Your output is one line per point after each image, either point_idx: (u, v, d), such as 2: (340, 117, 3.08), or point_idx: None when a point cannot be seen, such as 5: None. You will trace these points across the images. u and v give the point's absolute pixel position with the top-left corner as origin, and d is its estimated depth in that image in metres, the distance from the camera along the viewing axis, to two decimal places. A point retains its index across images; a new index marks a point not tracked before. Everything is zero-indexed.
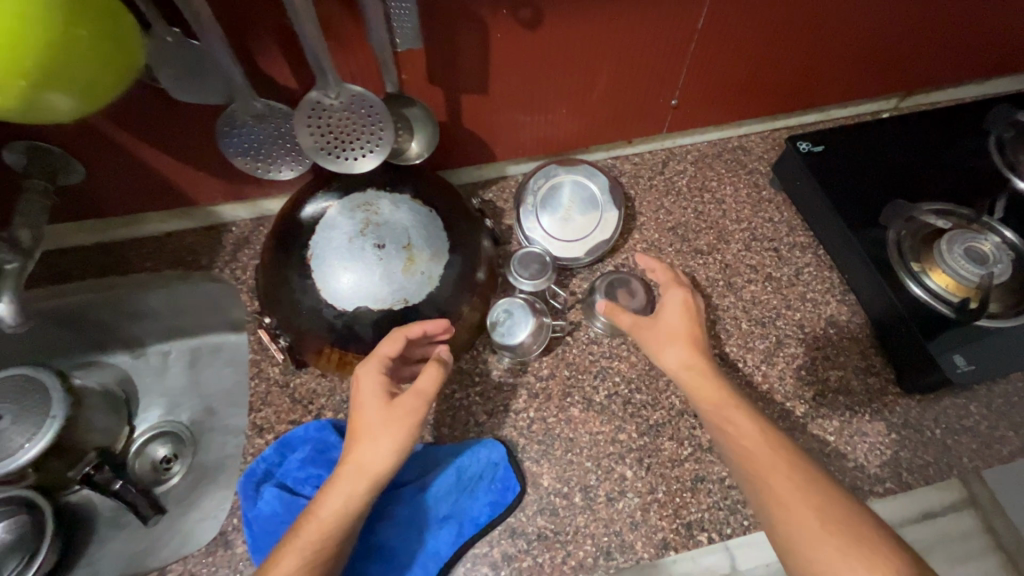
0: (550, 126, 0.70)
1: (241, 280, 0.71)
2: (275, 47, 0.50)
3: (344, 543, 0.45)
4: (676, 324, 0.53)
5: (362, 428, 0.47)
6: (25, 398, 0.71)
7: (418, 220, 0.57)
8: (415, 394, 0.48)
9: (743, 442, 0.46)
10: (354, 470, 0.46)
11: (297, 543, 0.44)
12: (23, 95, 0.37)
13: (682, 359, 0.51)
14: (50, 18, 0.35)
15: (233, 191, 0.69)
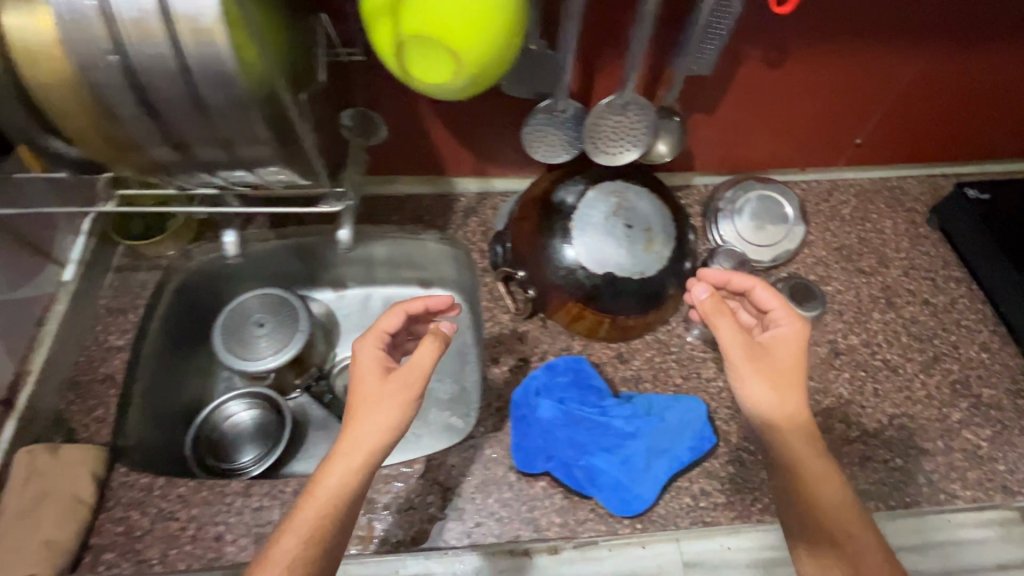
0: (748, 148, 0.82)
1: (468, 241, 0.84)
2: (585, 59, 0.64)
3: (353, 505, 0.55)
4: (794, 362, 0.58)
5: (362, 400, 0.57)
6: (279, 313, 0.85)
7: (656, 210, 0.70)
8: (409, 376, 0.58)
9: (806, 470, 0.56)
10: (356, 445, 0.55)
11: (310, 502, 0.53)
12: (468, 78, 0.50)
13: (784, 398, 0.56)
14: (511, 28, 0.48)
15: (477, 167, 0.84)
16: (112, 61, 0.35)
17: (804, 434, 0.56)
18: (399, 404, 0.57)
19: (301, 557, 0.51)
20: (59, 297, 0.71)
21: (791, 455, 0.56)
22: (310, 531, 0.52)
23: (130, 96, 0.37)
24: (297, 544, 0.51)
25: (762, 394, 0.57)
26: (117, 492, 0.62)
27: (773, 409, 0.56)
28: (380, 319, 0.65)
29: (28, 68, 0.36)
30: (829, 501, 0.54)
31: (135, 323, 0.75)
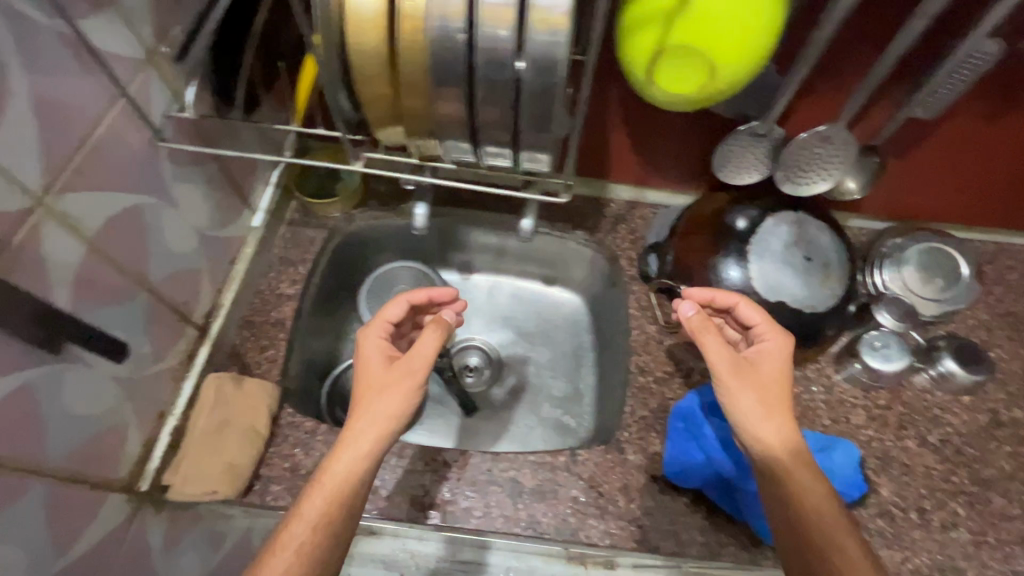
0: (928, 198, 0.79)
1: (617, 246, 0.85)
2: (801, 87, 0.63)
3: (360, 493, 0.51)
4: (778, 379, 0.57)
5: (371, 386, 0.55)
6: (421, 287, 0.89)
7: (835, 248, 0.70)
8: (412, 366, 0.56)
9: (802, 490, 0.53)
10: (366, 428, 0.52)
11: (319, 494, 0.50)
12: (711, 94, 0.53)
13: (780, 419, 0.55)
14: (768, 52, 0.50)
15: (640, 175, 0.85)
16: (458, 38, 0.37)
17: (790, 452, 0.54)
18: (403, 391, 0.54)
19: (309, 544, 0.48)
20: (247, 241, 0.76)
21: (789, 478, 0.53)
22: (319, 519, 0.49)
23: (456, 71, 0.39)
24: (310, 531, 0.48)
25: (760, 415, 0.55)
26: (285, 430, 0.67)
27: (759, 428, 0.55)
28: (384, 309, 0.63)
29: (353, 36, 0.39)
30: (812, 520, 0.51)
31: (303, 275, 0.80)
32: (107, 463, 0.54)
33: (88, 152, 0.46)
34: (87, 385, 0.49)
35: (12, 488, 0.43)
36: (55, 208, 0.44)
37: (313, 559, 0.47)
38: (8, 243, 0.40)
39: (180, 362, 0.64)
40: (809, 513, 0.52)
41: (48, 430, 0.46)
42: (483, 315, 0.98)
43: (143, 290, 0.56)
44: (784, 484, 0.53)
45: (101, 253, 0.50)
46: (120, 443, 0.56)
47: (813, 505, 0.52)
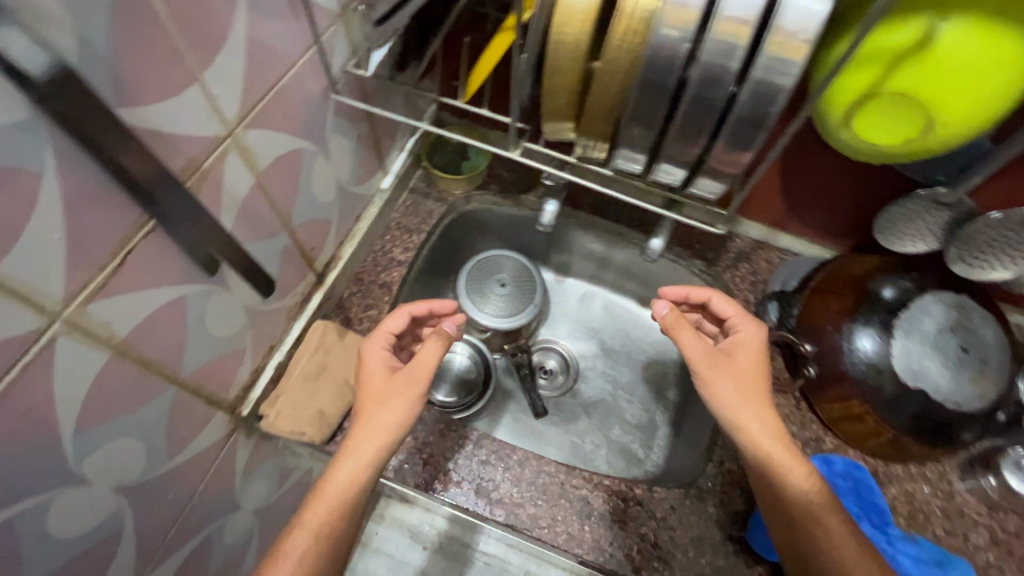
0: None
1: (733, 285, 0.80)
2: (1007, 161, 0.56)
3: (361, 501, 0.51)
4: (756, 367, 0.55)
5: (374, 396, 0.53)
6: (521, 280, 0.88)
7: (998, 345, 0.62)
8: (413, 375, 0.54)
9: (784, 470, 0.51)
10: (365, 438, 0.51)
11: (317, 505, 0.49)
12: (921, 146, 0.48)
13: (762, 409, 0.53)
14: (1002, 114, 0.44)
15: (776, 216, 0.80)
16: (680, 47, 0.39)
17: (772, 435, 0.52)
18: (406, 399, 0.53)
19: (311, 553, 0.48)
20: (375, 201, 0.78)
21: (774, 464, 0.51)
22: (321, 528, 0.48)
23: (667, 79, 0.41)
24: (311, 540, 0.48)
25: (750, 408, 0.53)
26: None
27: (738, 416, 0.53)
28: (385, 321, 0.61)
29: (559, 27, 0.41)
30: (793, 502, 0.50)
31: (416, 244, 0.81)
32: (224, 383, 0.57)
33: (277, 93, 0.49)
34: (226, 308, 0.52)
35: (152, 389, 0.46)
36: (241, 140, 0.46)
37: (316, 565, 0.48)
38: (201, 165, 0.43)
39: (297, 302, 0.67)
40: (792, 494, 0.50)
41: (188, 343, 0.49)
42: (570, 320, 0.96)
43: (286, 230, 0.58)
44: (766, 468, 0.51)
45: (263, 188, 0.52)
46: (236, 368, 0.59)
47: (797, 484, 0.50)
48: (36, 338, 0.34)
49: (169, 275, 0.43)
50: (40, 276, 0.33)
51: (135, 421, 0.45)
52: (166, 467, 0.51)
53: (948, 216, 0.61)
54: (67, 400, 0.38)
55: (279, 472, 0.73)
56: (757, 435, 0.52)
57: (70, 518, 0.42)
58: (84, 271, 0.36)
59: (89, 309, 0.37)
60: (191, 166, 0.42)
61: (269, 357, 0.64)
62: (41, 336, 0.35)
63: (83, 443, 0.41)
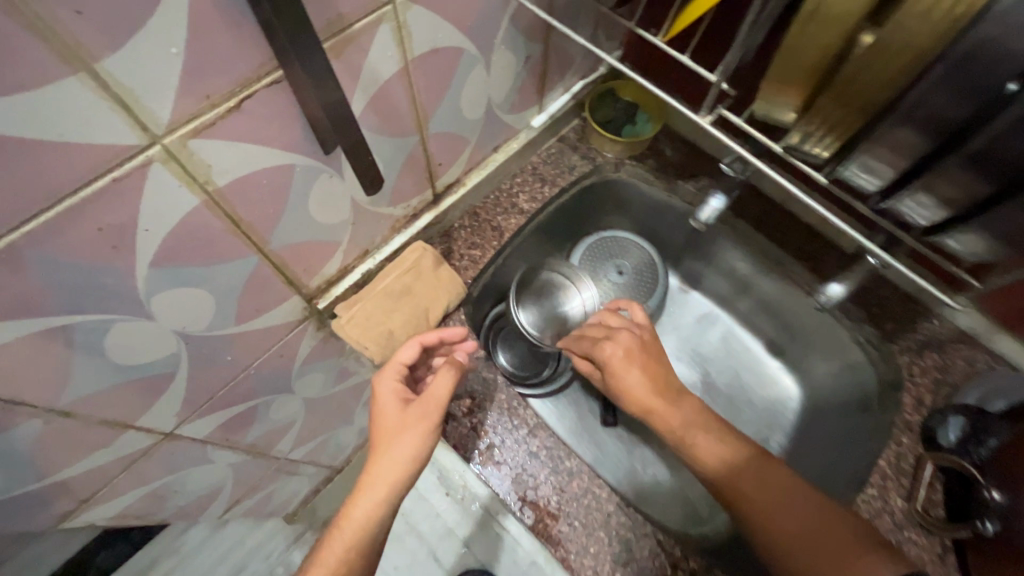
0: None
1: (908, 378, 0.62)
2: None
3: (379, 543, 0.50)
4: (630, 376, 0.57)
5: (387, 431, 0.52)
6: (641, 277, 0.79)
7: None
8: (428, 409, 0.53)
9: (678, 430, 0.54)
10: (378, 474, 0.50)
11: (336, 542, 0.48)
12: None
13: (636, 375, 0.57)
14: None
15: (1014, 316, 0.59)
16: None
17: (652, 400, 0.56)
18: (420, 434, 0.52)
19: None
20: (520, 137, 0.70)
21: (671, 430, 0.54)
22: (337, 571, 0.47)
23: (1002, 69, 0.27)
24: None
25: (633, 382, 0.57)
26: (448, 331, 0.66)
27: (626, 401, 0.58)
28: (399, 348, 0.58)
29: None
30: (706, 461, 0.52)
31: (546, 197, 0.73)
32: (311, 271, 0.55)
33: None
34: (333, 195, 0.49)
35: (236, 252, 0.44)
36: (402, 14, 0.40)
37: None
38: (351, 27, 0.38)
39: (406, 215, 0.62)
40: (704, 462, 0.52)
41: (284, 218, 0.46)
42: (677, 337, 0.83)
43: (418, 135, 0.53)
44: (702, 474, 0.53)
45: (407, 78, 0.46)
46: (329, 261, 0.56)
47: (704, 448, 0.53)
48: (133, 157, 0.32)
49: (284, 139, 0.39)
50: (148, 90, 0.30)
51: (211, 275, 0.43)
52: (231, 330, 0.50)
53: None
54: (148, 231, 0.36)
55: (338, 373, 0.74)
56: (641, 407, 0.57)
57: (126, 346, 0.41)
58: (196, 101, 0.33)
59: (192, 144, 0.34)
60: (339, 24, 0.37)
61: (361, 261, 0.61)
62: (138, 155, 0.32)
63: (156, 280, 0.39)
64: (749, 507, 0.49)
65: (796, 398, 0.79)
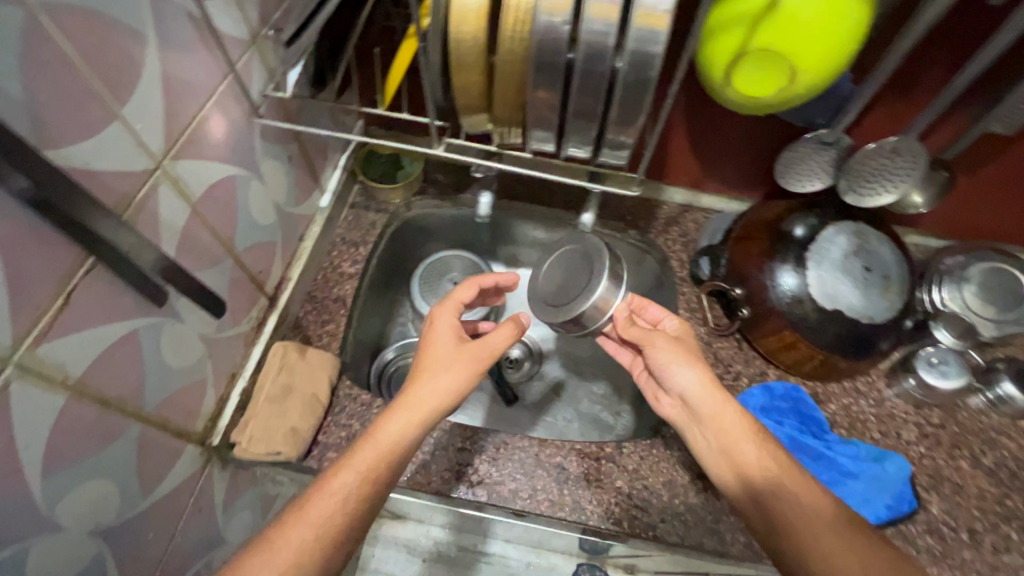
0: (988, 218, 0.78)
1: (670, 250, 0.86)
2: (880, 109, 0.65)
3: (405, 459, 0.53)
4: (689, 344, 0.62)
5: (437, 359, 0.57)
6: (472, 277, 0.93)
7: (898, 261, 0.69)
8: (484, 354, 0.58)
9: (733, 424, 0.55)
10: (423, 401, 0.54)
11: (366, 451, 0.51)
12: (804, 98, 0.55)
13: (697, 373, 0.58)
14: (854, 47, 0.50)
15: (697, 181, 0.86)
16: (560, 29, 0.39)
17: (714, 396, 0.57)
18: (468, 370, 0.57)
19: (354, 495, 0.49)
20: (317, 221, 0.80)
21: (725, 432, 0.55)
22: (367, 472, 0.50)
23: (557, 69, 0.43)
24: (356, 482, 0.49)
25: (687, 380, 0.58)
26: (342, 401, 0.70)
27: (684, 372, 0.58)
28: (457, 289, 0.66)
29: (454, 26, 0.43)
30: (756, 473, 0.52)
31: (364, 256, 0.83)
32: (188, 416, 0.57)
33: (199, 123, 0.50)
34: (179, 339, 0.53)
35: (116, 429, 0.46)
36: (171, 171, 0.48)
37: (362, 501, 0.49)
38: (135, 199, 0.44)
39: (252, 327, 0.69)
40: (750, 467, 0.53)
41: (146, 379, 0.49)
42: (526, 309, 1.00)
43: (228, 257, 0.59)
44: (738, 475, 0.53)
45: (200, 216, 0.53)
46: (200, 398, 0.59)
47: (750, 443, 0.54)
48: None
49: (117, 310, 0.44)
50: None
51: (102, 461, 0.45)
52: (142, 505, 0.51)
53: (876, 164, 0.66)
54: (27, 447, 0.38)
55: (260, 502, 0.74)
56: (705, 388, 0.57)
57: (47, 568, 0.41)
58: (30, 313, 0.37)
59: (38, 351, 0.38)
60: (125, 200, 0.43)
61: (233, 384, 0.66)
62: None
63: (52, 489, 0.41)
64: (794, 509, 0.49)
65: None
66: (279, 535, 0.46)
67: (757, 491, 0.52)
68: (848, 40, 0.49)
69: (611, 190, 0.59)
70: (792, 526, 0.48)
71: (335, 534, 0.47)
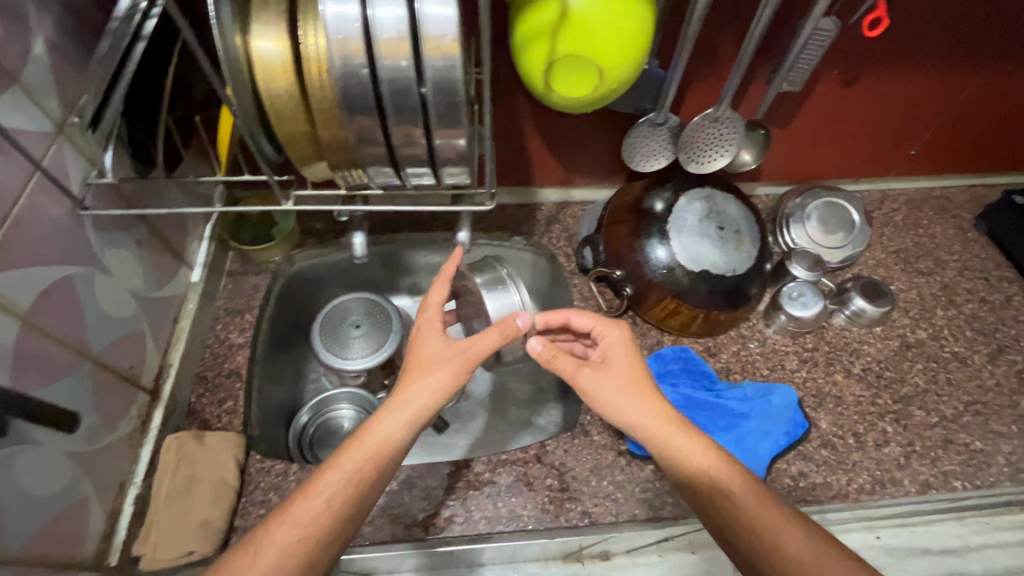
0: (811, 160, 0.89)
1: (556, 247, 0.90)
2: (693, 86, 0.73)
3: (395, 460, 0.54)
4: (626, 365, 0.60)
5: (425, 360, 0.58)
6: (375, 316, 0.91)
7: (745, 215, 0.76)
8: (468, 355, 0.58)
9: (681, 452, 0.54)
10: (412, 401, 0.55)
11: (354, 453, 0.53)
12: (621, 91, 0.59)
13: (641, 401, 0.57)
14: (645, 39, 0.55)
15: (565, 178, 0.91)
16: (360, 73, 0.41)
17: (661, 425, 0.56)
18: (453, 368, 0.57)
19: (343, 494, 0.50)
20: (190, 297, 0.76)
21: (679, 461, 0.54)
22: (354, 472, 0.52)
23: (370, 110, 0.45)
24: (345, 482, 0.51)
25: (632, 410, 0.57)
26: (255, 477, 0.66)
27: (623, 405, 0.58)
28: (435, 289, 0.65)
29: (266, 84, 0.44)
30: (717, 501, 0.52)
31: (252, 322, 0.80)
32: (67, 540, 0.53)
33: (9, 230, 0.47)
34: (36, 462, 0.49)
35: None
36: None
37: (347, 504, 0.50)
38: None
39: (135, 428, 0.64)
40: (712, 492, 0.52)
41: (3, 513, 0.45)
42: None
43: (83, 360, 0.55)
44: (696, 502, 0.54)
45: (33, 327, 0.49)
46: (80, 520, 0.55)
47: (698, 463, 0.54)
48: None
49: None
50: None
51: None
52: None
53: (704, 134, 0.73)
54: None
55: None
56: (647, 421, 0.56)
57: None
58: None
59: None
60: None
61: (122, 494, 0.61)
62: None
63: None
64: (752, 536, 0.50)
65: None
66: (262, 540, 0.48)
67: (718, 520, 0.52)
68: (636, 36, 0.54)
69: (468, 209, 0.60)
70: (755, 554, 0.49)
71: (320, 534, 0.49)
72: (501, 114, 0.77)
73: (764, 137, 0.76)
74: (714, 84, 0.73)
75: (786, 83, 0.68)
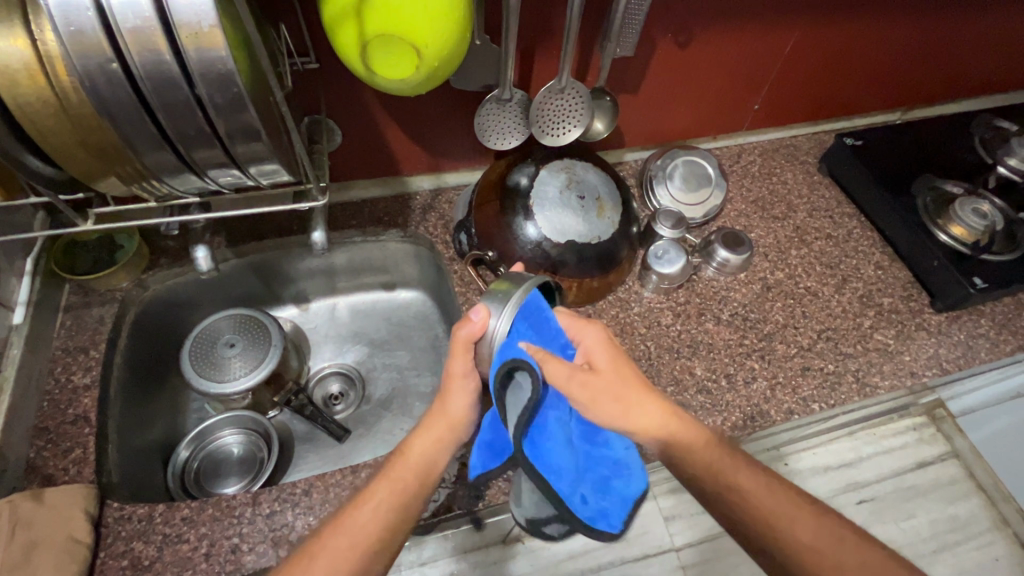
0: (666, 122, 0.93)
1: (432, 235, 0.87)
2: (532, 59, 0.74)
3: (434, 472, 0.53)
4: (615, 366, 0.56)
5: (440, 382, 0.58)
6: (250, 333, 0.84)
7: (604, 182, 0.78)
8: (458, 372, 0.55)
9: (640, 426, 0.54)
10: (441, 419, 0.56)
11: (397, 468, 0.53)
12: (446, 69, 0.58)
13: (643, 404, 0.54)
14: (459, 14, 0.53)
15: (433, 164, 0.89)
16: (112, 69, 0.36)
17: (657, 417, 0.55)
18: (461, 386, 0.55)
19: (388, 501, 0.50)
20: (13, 343, 0.69)
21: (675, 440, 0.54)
22: (395, 485, 0.51)
23: None
24: (388, 492, 0.51)
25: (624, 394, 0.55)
26: (113, 528, 0.61)
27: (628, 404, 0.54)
28: None
29: (8, 92, 0.38)
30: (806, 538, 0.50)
31: (99, 359, 0.72)
32: None
33: None
34: None
35: None
36: None
37: (391, 512, 0.50)
38: None
39: None
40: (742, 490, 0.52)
41: None
42: (329, 340, 0.96)
43: None
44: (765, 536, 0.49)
45: None
46: None
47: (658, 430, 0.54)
48: None
49: None
50: None
51: None
52: None
53: (551, 105, 0.76)
54: None
55: None
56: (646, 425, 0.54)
57: None
58: None
59: None
60: None
61: None
62: None
63: None
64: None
65: (422, 294, 0.98)
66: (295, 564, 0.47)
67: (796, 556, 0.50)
68: (449, 12, 0.52)
69: (297, 207, 0.56)
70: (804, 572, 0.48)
71: (371, 541, 0.48)
72: (345, 106, 0.73)
73: (612, 103, 0.80)
74: (553, 55, 0.74)
75: (617, 47, 0.70)
